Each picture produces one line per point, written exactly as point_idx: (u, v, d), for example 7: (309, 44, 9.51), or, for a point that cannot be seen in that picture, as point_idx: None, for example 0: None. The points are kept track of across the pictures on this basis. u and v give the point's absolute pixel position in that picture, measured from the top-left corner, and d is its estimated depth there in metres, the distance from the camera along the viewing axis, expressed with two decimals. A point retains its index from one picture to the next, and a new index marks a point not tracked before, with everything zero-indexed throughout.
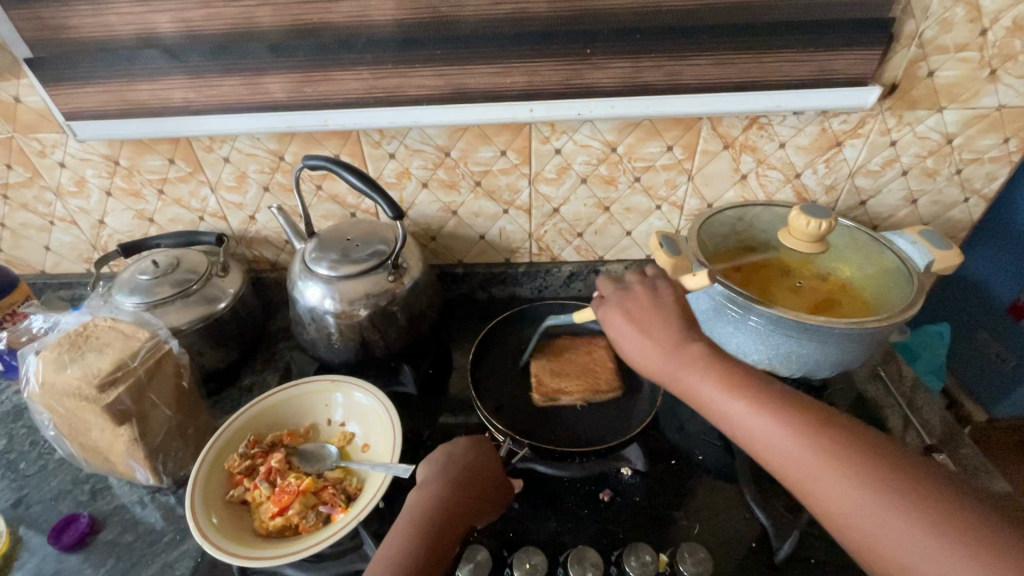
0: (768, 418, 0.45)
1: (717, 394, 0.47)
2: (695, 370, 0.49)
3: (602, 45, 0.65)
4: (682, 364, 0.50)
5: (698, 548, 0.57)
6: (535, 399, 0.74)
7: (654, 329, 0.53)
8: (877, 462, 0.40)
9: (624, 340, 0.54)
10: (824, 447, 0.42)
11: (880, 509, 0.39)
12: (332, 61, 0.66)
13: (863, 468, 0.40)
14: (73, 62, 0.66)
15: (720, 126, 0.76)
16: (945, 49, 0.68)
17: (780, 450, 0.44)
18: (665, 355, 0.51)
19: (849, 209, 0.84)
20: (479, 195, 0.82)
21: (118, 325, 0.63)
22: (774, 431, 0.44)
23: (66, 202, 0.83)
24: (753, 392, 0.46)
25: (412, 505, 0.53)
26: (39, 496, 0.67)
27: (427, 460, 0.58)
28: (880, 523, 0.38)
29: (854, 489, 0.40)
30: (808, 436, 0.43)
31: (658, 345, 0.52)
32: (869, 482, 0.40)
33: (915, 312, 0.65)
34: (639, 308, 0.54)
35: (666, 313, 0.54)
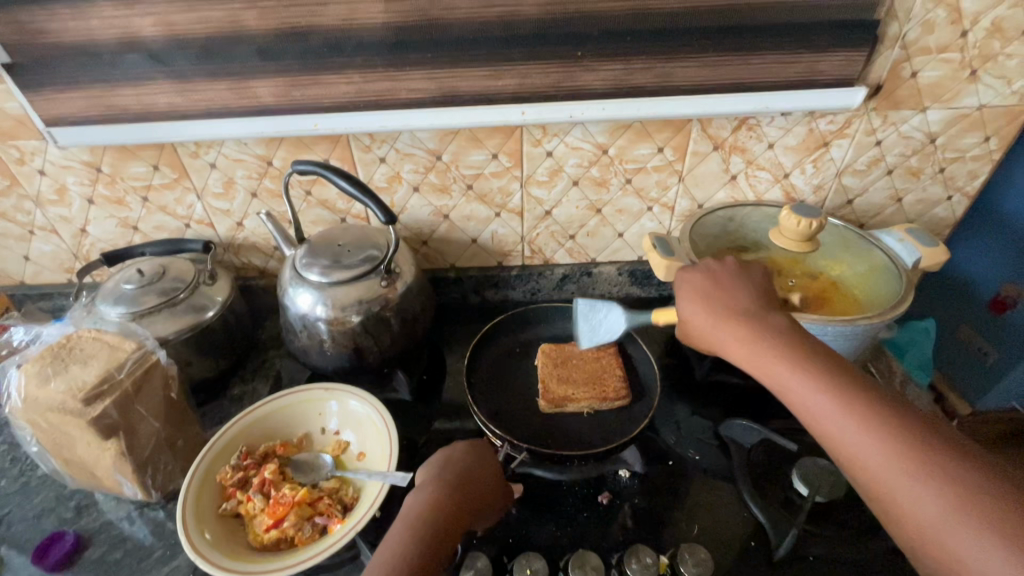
0: (823, 392, 0.46)
1: (776, 363, 0.49)
2: (759, 342, 0.51)
3: (593, 47, 0.65)
4: (749, 337, 0.52)
5: (699, 549, 0.57)
6: (541, 405, 0.72)
7: (727, 306, 0.55)
8: (924, 440, 0.42)
9: (693, 316, 0.57)
10: (874, 422, 0.43)
11: (918, 483, 0.40)
12: (321, 65, 0.65)
13: (915, 453, 0.41)
14: (54, 67, 0.65)
15: (710, 127, 0.76)
16: (928, 50, 0.70)
17: (831, 423, 0.45)
18: (735, 328, 0.53)
19: (837, 208, 0.85)
20: (471, 199, 0.82)
21: (103, 335, 0.62)
22: (828, 404, 0.45)
23: (46, 210, 0.80)
24: (814, 366, 0.48)
25: (411, 506, 0.52)
26: (21, 514, 0.65)
27: (427, 462, 0.57)
28: (913, 495, 0.40)
29: (895, 460, 0.42)
30: (862, 411, 0.44)
31: (727, 321, 0.54)
32: (912, 457, 0.41)
33: (905, 307, 0.65)
34: (702, 286, 0.58)
35: (734, 290, 0.57)
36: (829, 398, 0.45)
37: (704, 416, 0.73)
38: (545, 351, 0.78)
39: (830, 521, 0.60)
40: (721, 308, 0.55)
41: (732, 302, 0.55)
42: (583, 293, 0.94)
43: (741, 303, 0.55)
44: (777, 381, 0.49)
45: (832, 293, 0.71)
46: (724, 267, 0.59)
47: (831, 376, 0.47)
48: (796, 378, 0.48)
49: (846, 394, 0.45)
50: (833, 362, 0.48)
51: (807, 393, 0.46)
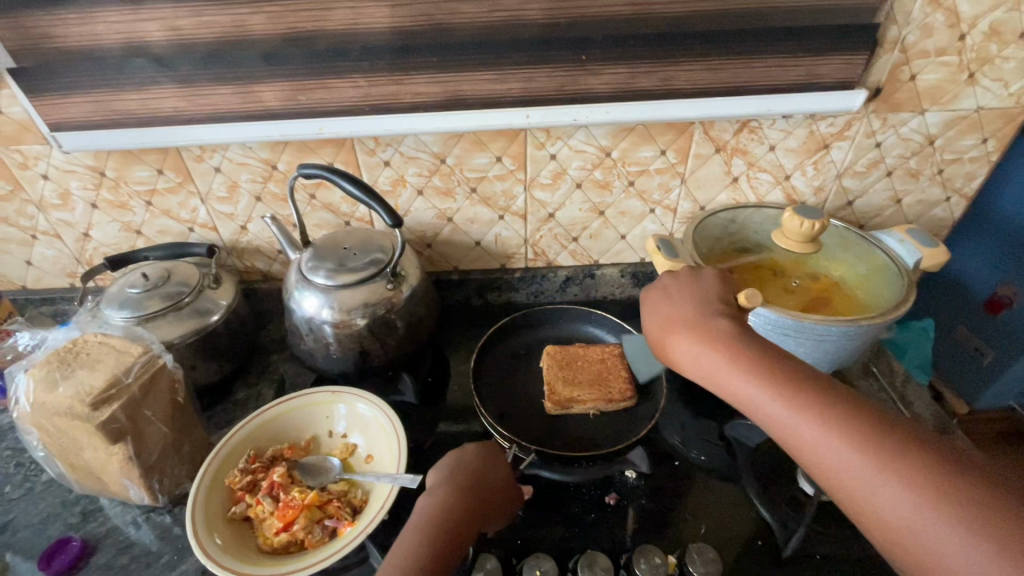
0: (789, 405, 0.45)
1: (740, 379, 0.48)
2: (722, 357, 0.50)
3: (597, 51, 0.66)
4: (711, 352, 0.51)
5: (707, 549, 0.57)
6: (546, 405, 0.73)
7: (687, 321, 0.54)
8: (892, 443, 0.42)
9: (656, 332, 0.57)
10: (843, 431, 0.43)
11: (890, 488, 0.40)
12: (327, 69, 0.66)
13: (881, 454, 0.41)
14: (60, 72, 0.65)
15: (712, 130, 0.77)
16: (927, 53, 0.71)
17: (802, 437, 0.44)
18: (695, 344, 0.52)
19: (837, 209, 0.86)
20: (475, 202, 0.82)
21: (110, 340, 0.62)
22: (795, 417, 0.45)
23: (49, 215, 0.80)
24: (778, 379, 0.47)
25: (422, 509, 0.52)
26: (26, 520, 0.64)
27: (437, 465, 0.57)
28: (887, 500, 0.40)
29: (867, 467, 0.41)
30: (831, 420, 0.44)
31: (688, 337, 0.53)
32: (884, 463, 0.41)
33: (907, 307, 0.66)
34: (663, 299, 0.58)
35: (691, 302, 0.56)
36: (795, 411, 0.45)
37: (708, 416, 0.73)
38: (550, 352, 0.78)
39: (836, 519, 0.60)
40: (682, 324, 0.54)
41: (692, 315, 0.54)
42: (586, 295, 0.95)
43: (699, 315, 0.54)
44: (743, 397, 0.48)
45: (835, 293, 0.71)
46: (679, 278, 0.59)
47: (796, 388, 0.46)
48: (761, 392, 0.47)
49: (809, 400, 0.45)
50: (796, 372, 0.47)
51: (774, 407, 0.46)
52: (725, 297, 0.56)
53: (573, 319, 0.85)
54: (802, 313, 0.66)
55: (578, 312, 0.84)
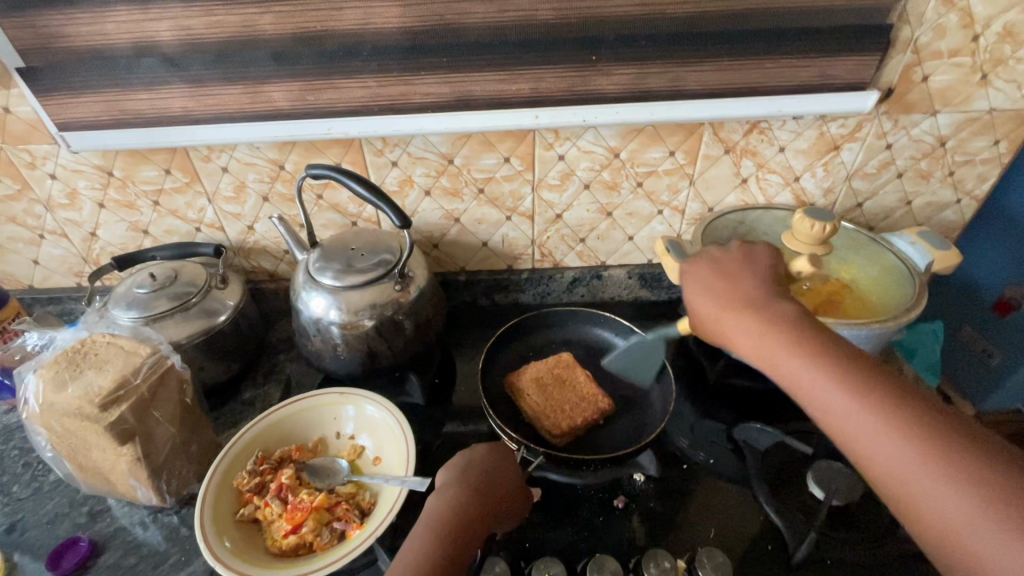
0: (845, 391, 0.42)
1: (794, 359, 0.45)
2: (777, 337, 0.47)
3: (608, 51, 0.66)
4: (763, 329, 0.48)
5: (717, 553, 0.56)
6: (506, 380, 0.75)
7: (740, 297, 0.50)
8: (953, 439, 0.39)
9: (703, 308, 0.52)
10: (900, 424, 0.40)
11: (945, 485, 0.38)
12: (336, 69, 0.65)
13: (939, 452, 0.38)
14: (68, 72, 0.65)
15: (722, 131, 0.76)
16: (939, 55, 0.70)
17: (852, 426, 0.41)
18: (750, 320, 0.48)
19: (847, 211, 0.86)
20: (482, 203, 0.82)
21: (118, 340, 0.62)
22: (849, 404, 0.42)
23: (56, 214, 0.80)
24: (832, 364, 0.44)
25: (431, 509, 0.52)
26: (34, 520, 0.64)
27: (448, 464, 0.57)
28: (938, 500, 0.38)
29: (923, 462, 0.38)
30: (889, 411, 0.41)
31: (742, 312, 0.49)
32: (940, 458, 0.38)
33: (918, 312, 0.65)
34: (713, 273, 0.53)
35: (746, 277, 0.52)
36: (851, 397, 0.42)
37: (717, 419, 0.73)
38: (563, 356, 0.77)
39: (847, 524, 0.60)
40: (732, 298, 0.51)
41: (746, 290, 0.51)
42: (593, 297, 0.94)
43: (754, 294, 0.50)
44: (794, 379, 0.45)
45: (845, 296, 0.71)
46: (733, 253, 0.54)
47: (852, 374, 0.43)
48: (815, 376, 0.44)
49: (864, 385, 0.42)
50: (851, 358, 0.44)
51: (827, 391, 0.43)
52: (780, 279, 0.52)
53: (582, 320, 0.84)
54: (812, 316, 0.65)
55: (586, 314, 0.84)
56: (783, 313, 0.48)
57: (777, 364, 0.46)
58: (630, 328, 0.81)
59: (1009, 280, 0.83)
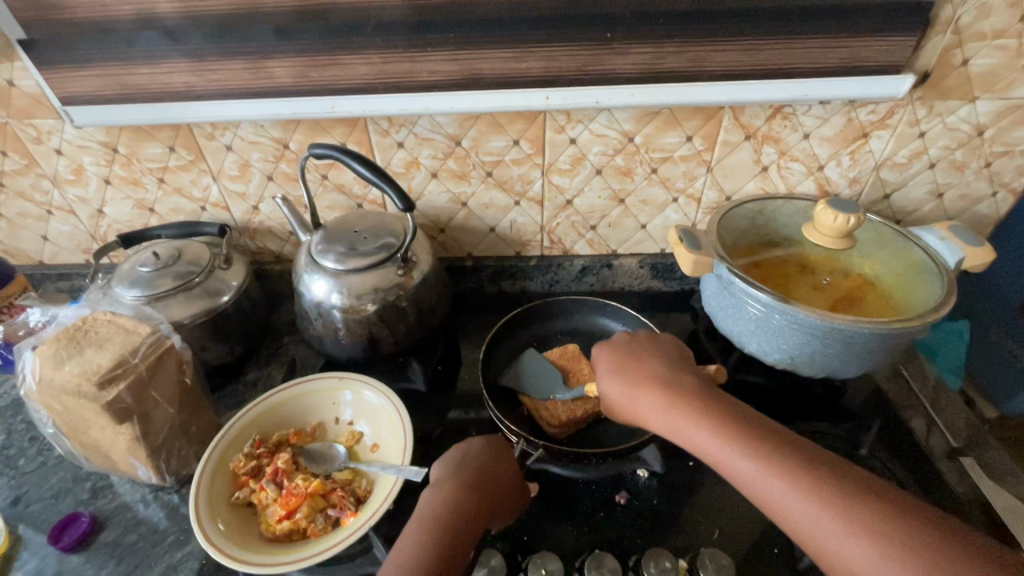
0: (749, 455, 0.48)
1: (701, 431, 0.51)
2: (686, 412, 0.53)
3: (624, 29, 0.62)
4: (668, 407, 0.54)
5: (719, 555, 0.55)
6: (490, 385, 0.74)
7: (642, 380, 0.58)
8: (839, 482, 0.44)
9: (615, 391, 0.60)
10: (782, 471, 0.46)
11: (842, 529, 0.42)
12: (341, 44, 0.63)
13: (823, 494, 0.44)
14: (70, 45, 0.64)
15: (743, 116, 0.73)
16: (982, 36, 0.65)
17: (754, 481, 0.47)
18: (655, 399, 0.56)
19: (873, 203, 0.81)
20: (491, 186, 0.80)
21: (118, 319, 0.61)
22: (745, 462, 0.48)
23: (64, 190, 0.80)
24: (733, 431, 0.50)
25: (424, 507, 0.51)
26: (39, 494, 0.65)
27: (441, 460, 0.56)
28: (839, 540, 0.42)
29: (820, 509, 0.43)
30: (782, 464, 0.46)
31: (649, 394, 0.56)
32: (832, 503, 0.43)
33: (946, 312, 0.62)
34: (614, 360, 0.62)
35: (650, 363, 0.60)
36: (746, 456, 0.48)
37: None
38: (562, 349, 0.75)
39: None
40: (638, 381, 0.58)
41: (648, 375, 0.58)
42: (603, 286, 0.92)
43: (656, 374, 0.58)
44: (703, 447, 0.51)
45: (868, 293, 0.67)
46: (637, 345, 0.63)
47: (746, 436, 0.49)
48: (720, 443, 0.50)
49: (755, 445, 0.48)
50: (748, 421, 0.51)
51: (725, 452, 0.49)
52: (678, 361, 0.61)
53: (589, 310, 0.82)
54: (832, 314, 0.62)
55: (594, 303, 0.81)
56: (684, 391, 0.55)
57: (688, 436, 0.52)
58: (640, 320, 0.78)
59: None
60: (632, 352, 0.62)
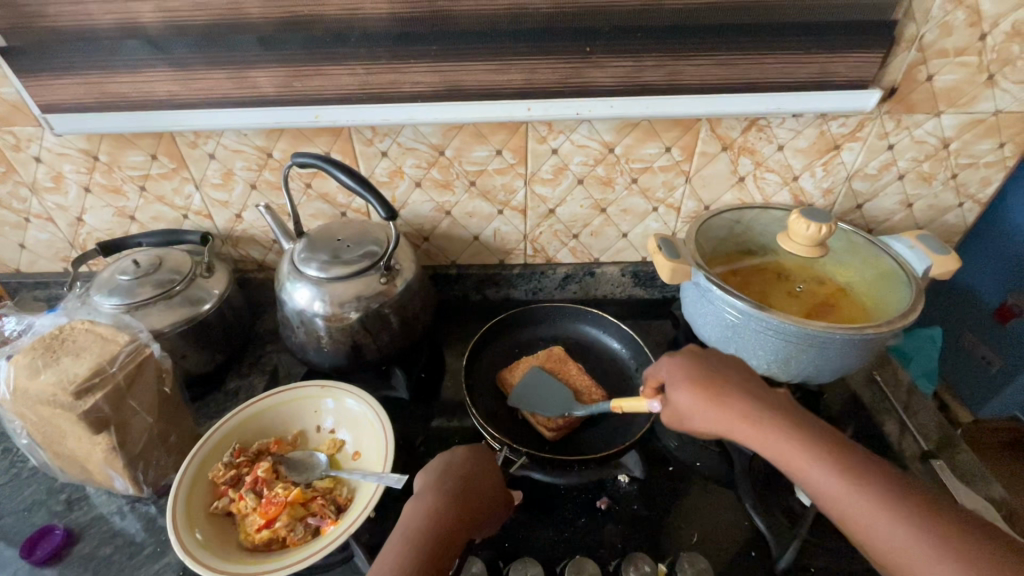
0: (839, 474, 0.47)
1: (791, 449, 0.49)
2: (772, 427, 0.51)
3: (603, 43, 0.64)
4: (758, 423, 0.51)
5: (698, 559, 0.55)
6: (498, 376, 0.75)
7: (724, 391, 0.54)
8: (924, 509, 0.44)
9: (689, 403, 0.56)
10: (880, 497, 0.45)
11: (930, 555, 0.42)
12: (325, 55, 0.64)
13: (922, 526, 0.43)
14: (50, 52, 0.64)
15: (720, 128, 0.75)
16: (945, 53, 0.68)
17: (852, 507, 0.46)
18: (742, 414, 0.52)
19: (846, 212, 0.84)
20: (474, 196, 0.81)
21: (96, 328, 0.61)
22: (842, 487, 0.46)
23: (43, 198, 0.79)
24: (823, 448, 0.49)
25: (408, 516, 0.51)
26: (11, 507, 0.64)
27: (425, 468, 0.56)
28: (926, 567, 0.42)
29: (909, 535, 0.43)
30: (870, 484, 0.46)
31: (734, 407, 0.53)
32: (920, 527, 0.43)
33: (914, 317, 0.64)
34: (690, 368, 0.57)
35: (730, 373, 0.56)
36: (843, 481, 0.47)
37: None
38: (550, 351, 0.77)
39: (833, 532, 0.59)
40: (718, 392, 0.54)
41: (730, 386, 0.55)
42: (586, 294, 0.93)
43: (739, 387, 0.55)
44: (789, 462, 0.49)
45: (841, 299, 0.69)
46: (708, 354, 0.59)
47: (842, 460, 0.48)
48: (809, 460, 0.48)
49: (855, 470, 0.47)
50: (832, 438, 0.50)
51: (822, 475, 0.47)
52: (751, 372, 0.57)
53: (571, 317, 0.83)
54: (805, 319, 0.64)
55: (576, 310, 0.82)
56: (770, 406, 0.53)
57: (772, 450, 0.50)
58: (620, 326, 0.79)
59: (1009, 288, 0.81)
60: (704, 360, 0.58)
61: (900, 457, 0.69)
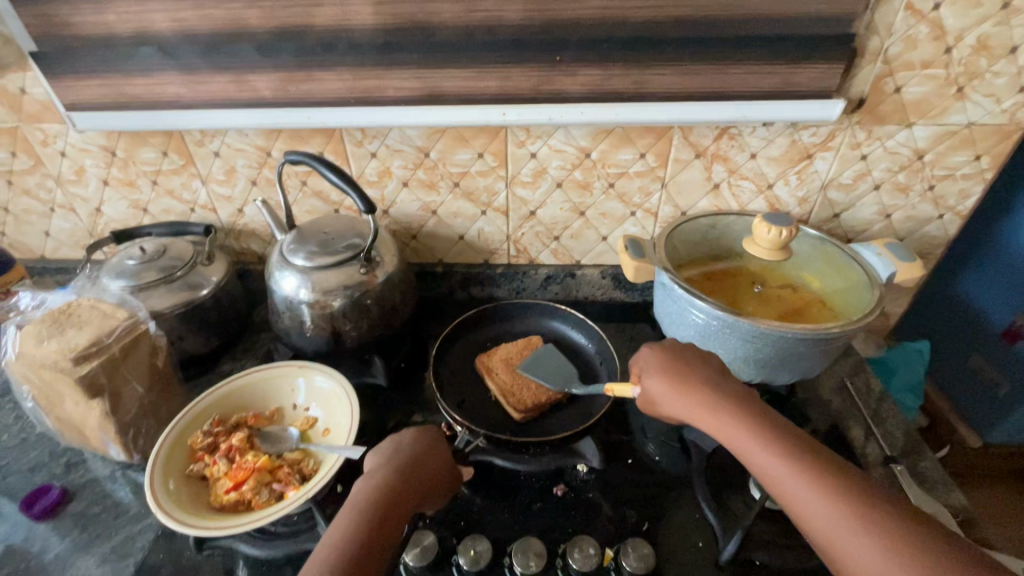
0: (781, 458, 0.47)
1: (740, 429, 0.51)
2: (724, 408, 0.53)
3: (572, 53, 0.68)
4: (714, 406, 0.54)
5: (642, 544, 0.57)
6: (476, 361, 0.79)
7: (687, 377, 0.57)
8: (866, 499, 0.44)
9: (658, 388, 0.59)
10: (821, 481, 0.45)
11: (866, 542, 0.42)
12: (315, 61, 0.69)
13: (861, 514, 0.43)
14: (75, 57, 0.71)
15: (692, 135, 0.77)
16: (911, 66, 0.70)
17: (792, 489, 0.46)
18: (701, 397, 0.55)
19: (824, 221, 0.85)
20: (458, 196, 0.85)
21: (100, 304, 0.67)
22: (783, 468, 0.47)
23: (66, 189, 0.87)
24: (771, 434, 0.49)
25: (353, 496, 0.52)
26: (17, 467, 0.70)
27: (374, 450, 0.58)
28: (857, 549, 0.42)
29: (846, 520, 0.43)
30: (813, 471, 0.46)
31: (691, 392, 0.56)
32: (857, 511, 0.43)
33: (871, 319, 0.65)
34: (661, 356, 0.61)
35: (695, 363, 0.59)
36: (785, 463, 0.47)
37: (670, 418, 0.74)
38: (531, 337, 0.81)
39: (780, 528, 0.60)
40: (682, 380, 0.57)
41: (695, 374, 0.57)
42: (568, 295, 0.96)
43: (703, 374, 0.57)
44: (738, 444, 0.51)
45: (804, 304, 0.70)
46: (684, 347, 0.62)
47: (788, 445, 0.48)
48: (756, 445, 0.49)
49: (797, 454, 0.47)
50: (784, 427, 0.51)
51: (766, 457, 0.48)
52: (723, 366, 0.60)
53: (551, 316, 0.86)
54: (760, 319, 0.66)
55: (551, 308, 0.85)
56: (728, 393, 0.55)
57: (725, 434, 0.52)
58: (590, 323, 0.82)
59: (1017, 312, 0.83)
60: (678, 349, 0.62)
61: (863, 462, 0.69)
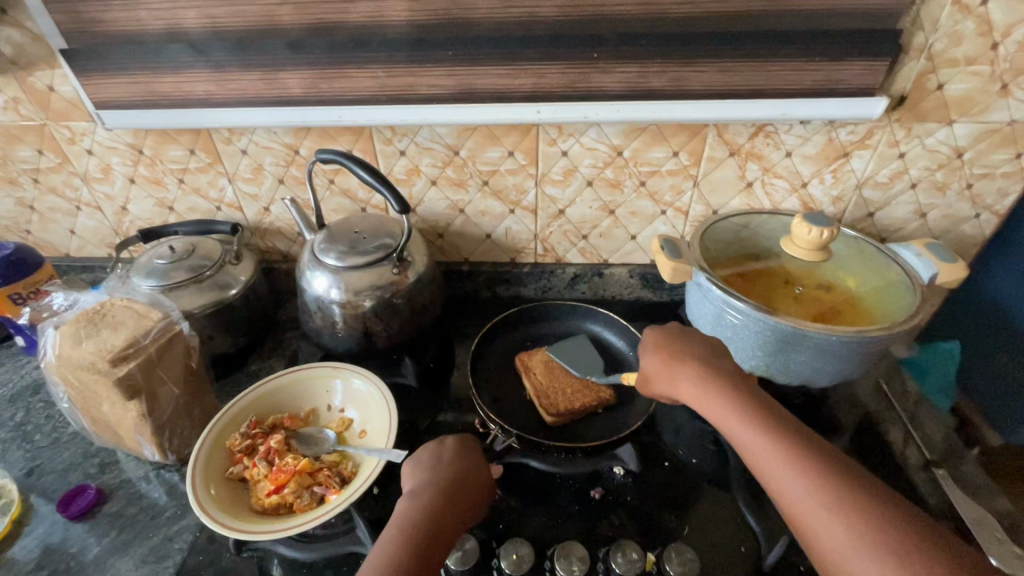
0: (761, 434, 0.49)
1: (721, 404, 0.54)
2: (709, 383, 0.56)
3: (609, 50, 0.66)
4: (702, 379, 0.57)
5: (684, 549, 0.57)
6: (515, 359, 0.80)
7: (679, 354, 0.61)
8: (840, 480, 0.45)
9: (652, 362, 0.63)
10: (797, 459, 0.47)
11: (837, 521, 0.43)
12: (347, 59, 0.68)
13: (832, 492, 0.44)
14: (104, 54, 0.70)
15: (727, 133, 0.76)
16: (954, 62, 0.68)
17: (768, 463, 0.48)
18: (689, 371, 0.58)
19: (857, 220, 0.84)
20: (486, 195, 0.84)
21: (134, 304, 0.66)
22: (760, 442, 0.49)
23: (93, 187, 0.86)
24: (755, 412, 0.52)
25: (401, 514, 0.52)
26: (51, 466, 0.70)
27: (416, 464, 0.58)
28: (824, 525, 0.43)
29: (818, 497, 0.44)
30: (791, 448, 0.48)
31: (682, 370, 0.59)
32: (828, 490, 0.44)
33: (916, 321, 0.64)
34: (661, 334, 0.65)
35: (690, 343, 0.62)
36: (763, 438, 0.49)
37: (704, 419, 0.73)
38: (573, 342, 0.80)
39: None
40: (675, 358, 0.61)
41: (688, 352, 0.61)
42: (594, 294, 0.95)
43: (696, 352, 0.61)
44: (720, 418, 0.53)
45: (845, 304, 0.69)
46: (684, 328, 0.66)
47: (769, 422, 0.50)
48: (739, 420, 0.52)
49: (775, 431, 0.49)
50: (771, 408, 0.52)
51: (745, 432, 0.50)
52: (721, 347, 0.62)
53: (581, 316, 0.85)
54: (803, 321, 0.64)
55: (581, 308, 0.85)
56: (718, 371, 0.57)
57: (710, 408, 0.55)
58: (621, 323, 0.82)
59: None
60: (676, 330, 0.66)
61: (901, 466, 0.68)
